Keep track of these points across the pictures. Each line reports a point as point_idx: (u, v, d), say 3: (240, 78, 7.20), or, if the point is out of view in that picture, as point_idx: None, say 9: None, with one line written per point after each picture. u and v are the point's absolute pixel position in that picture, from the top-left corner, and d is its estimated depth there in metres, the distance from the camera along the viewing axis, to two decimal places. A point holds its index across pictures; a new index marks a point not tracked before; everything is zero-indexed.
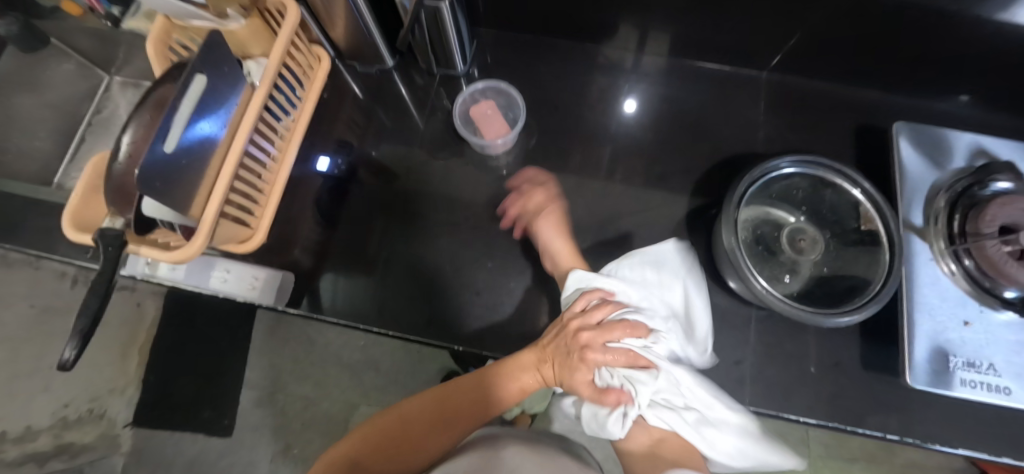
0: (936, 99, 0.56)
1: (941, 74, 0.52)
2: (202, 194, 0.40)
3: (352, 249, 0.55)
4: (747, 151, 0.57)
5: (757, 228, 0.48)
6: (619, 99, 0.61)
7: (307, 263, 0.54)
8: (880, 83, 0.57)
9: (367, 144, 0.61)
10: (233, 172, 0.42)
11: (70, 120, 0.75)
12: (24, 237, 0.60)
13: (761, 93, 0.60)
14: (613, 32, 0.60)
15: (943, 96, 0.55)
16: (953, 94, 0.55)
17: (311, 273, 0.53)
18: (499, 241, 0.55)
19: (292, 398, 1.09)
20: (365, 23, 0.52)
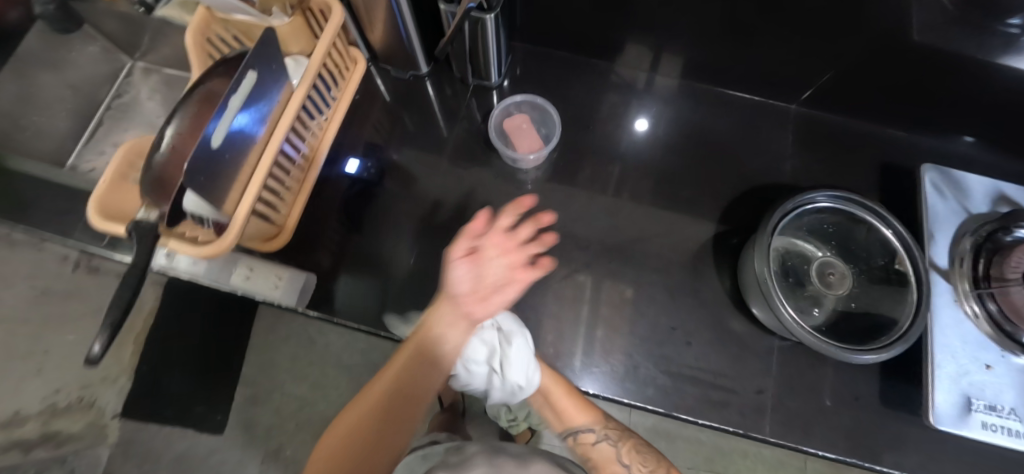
0: (943, 139, 0.57)
1: (959, 117, 0.53)
2: (238, 190, 0.40)
3: (373, 254, 0.54)
4: (774, 181, 0.57)
5: (787, 261, 0.48)
6: (635, 118, 0.62)
7: (327, 265, 0.53)
8: (901, 123, 0.58)
9: (393, 149, 0.61)
10: (268, 170, 0.42)
11: (90, 103, 0.74)
12: (35, 218, 0.58)
13: (790, 125, 0.61)
14: (648, 57, 0.61)
15: (948, 136, 0.57)
16: (958, 136, 0.56)
17: (331, 275, 0.53)
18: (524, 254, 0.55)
19: (288, 397, 1.07)
20: (405, 29, 0.52)
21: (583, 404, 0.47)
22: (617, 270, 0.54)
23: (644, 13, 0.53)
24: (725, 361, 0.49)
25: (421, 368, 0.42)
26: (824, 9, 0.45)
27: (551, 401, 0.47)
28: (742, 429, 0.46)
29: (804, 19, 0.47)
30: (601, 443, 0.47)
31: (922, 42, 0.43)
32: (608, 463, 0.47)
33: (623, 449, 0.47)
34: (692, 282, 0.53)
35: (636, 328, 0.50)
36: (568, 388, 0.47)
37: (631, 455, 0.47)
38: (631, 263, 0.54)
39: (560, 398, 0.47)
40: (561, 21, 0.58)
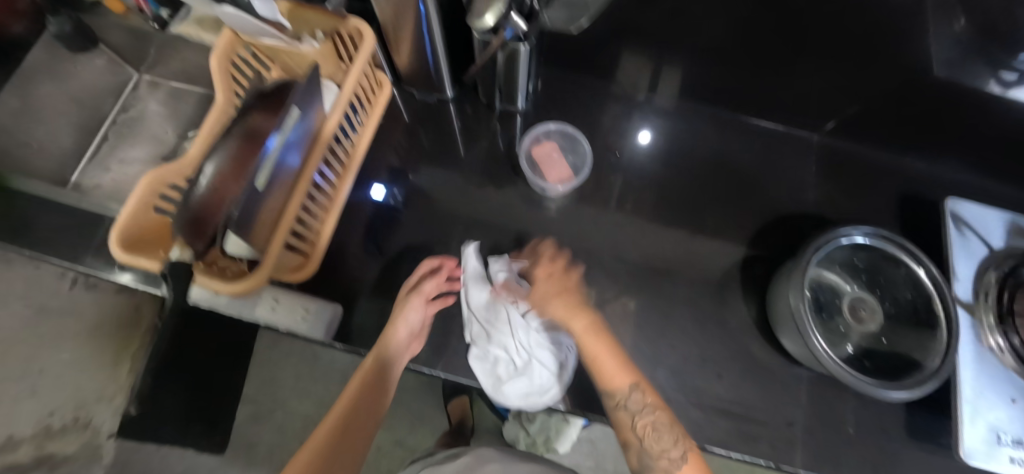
0: (928, 160, 0.59)
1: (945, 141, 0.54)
2: (268, 222, 0.38)
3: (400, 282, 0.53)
4: (798, 210, 0.58)
5: (819, 296, 0.48)
6: (638, 131, 0.63)
7: (353, 294, 0.52)
8: (915, 154, 0.59)
9: (418, 173, 0.59)
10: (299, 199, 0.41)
11: (94, 117, 0.71)
12: (39, 240, 0.56)
13: (812, 154, 0.61)
14: (650, 78, 0.61)
15: (936, 157, 0.58)
16: (944, 156, 0.57)
17: (357, 305, 0.51)
18: None
19: (292, 415, 1.03)
20: (434, 54, 0.52)
21: (621, 364, 0.42)
22: (646, 299, 0.53)
23: (674, 44, 0.53)
24: (755, 392, 0.49)
25: (375, 382, 0.46)
26: (857, 44, 0.46)
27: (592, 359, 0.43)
28: (775, 462, 0.46)
29: (836, 52, 0.48)
30: (637, 412, 0.40)
31: (945, 76, 0.43)
32: (625, 431, 0.40)
33: (656, 418, 0.39)
34: (721, 313, 0.53)
35: (667, 360, 0.50)
36: (607, 343, 0.43)
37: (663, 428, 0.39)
38: (659, 293, 0.54)
39: (593, 352, 0.43)
40: (588, 50, 0.58)
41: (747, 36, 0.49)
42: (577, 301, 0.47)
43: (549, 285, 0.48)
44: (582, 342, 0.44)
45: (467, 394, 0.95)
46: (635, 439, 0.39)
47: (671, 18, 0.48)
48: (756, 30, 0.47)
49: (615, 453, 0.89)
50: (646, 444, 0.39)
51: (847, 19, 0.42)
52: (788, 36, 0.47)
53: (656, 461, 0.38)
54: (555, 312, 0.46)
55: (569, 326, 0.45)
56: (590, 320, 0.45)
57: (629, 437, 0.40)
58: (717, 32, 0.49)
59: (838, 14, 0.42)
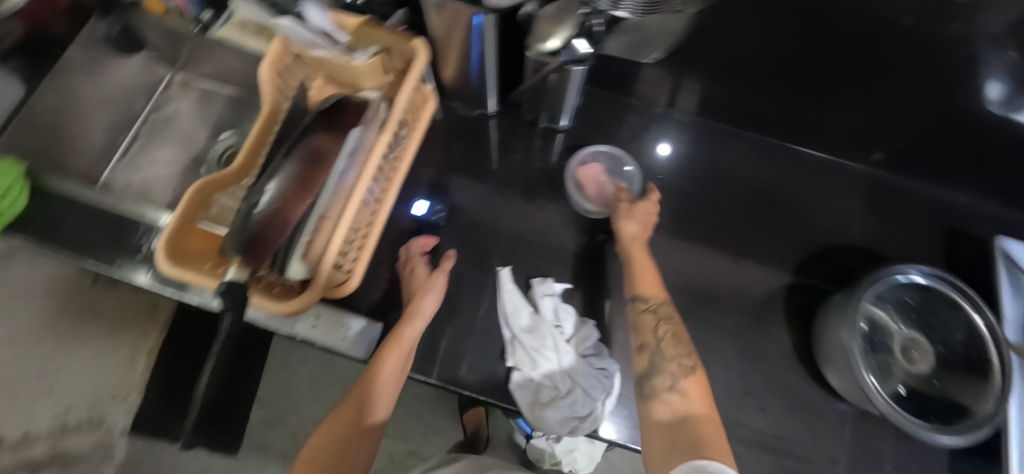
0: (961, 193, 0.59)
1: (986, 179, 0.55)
2: (318, 235, 0.36)
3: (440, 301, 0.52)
4: (844, 242, 0.58)
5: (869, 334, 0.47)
6: (660, 142, 0.63)
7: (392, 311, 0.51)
8: (962, 188, 0.58)
9: (458, 187, 0.58)
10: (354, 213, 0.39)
11: (126, 115, 0.71)
12: (68, 240, 0.55)
13: (857, 186, 0.61)
14: (689, 100, 0.61)
15: (969, 191, 0.58)
16: (976, 190, 0.57)
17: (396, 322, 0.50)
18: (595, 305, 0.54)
19: (304, 421, 1.00)
20: (485, 71, 0.51)
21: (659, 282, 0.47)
22: (689, 328, 0.52)
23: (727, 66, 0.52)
24: (798, 426, 0.49)
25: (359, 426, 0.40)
26: (907, 77, 0.46)
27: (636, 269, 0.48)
28: None
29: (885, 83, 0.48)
30: (657, 314, 0.44)
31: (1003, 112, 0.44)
32: (646, 332, 0.43)
33: (669, 337, 0.43)
34: (765, 343, 0.52)
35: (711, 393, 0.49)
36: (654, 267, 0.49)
37: (670, 338, 0.42)
38: (702, 322, 0.53)
39: (640, 258, 0.49)
40: (637, 71, 0.58)
41: (798, 64, 0.49)
42: (647, 224, 0.52)
43: (635, 209, 0.53)
44: (632, 251, 0.50)
45: (483, 407, 0.93)
46: (653, 340, 0.42)
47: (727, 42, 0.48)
48: (805, 59, 0.48)
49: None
50: (664, 350, 0.42)
51: (899, 53, 0.42)
52: (839, 66, 0.47)
53: (668, 365, 0.40)
54: (626, 228, 0.51)
55: (625, 233, 0.51)
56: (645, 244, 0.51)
57: (647, 338, 0.43)
58: (770, 59, 0.49)
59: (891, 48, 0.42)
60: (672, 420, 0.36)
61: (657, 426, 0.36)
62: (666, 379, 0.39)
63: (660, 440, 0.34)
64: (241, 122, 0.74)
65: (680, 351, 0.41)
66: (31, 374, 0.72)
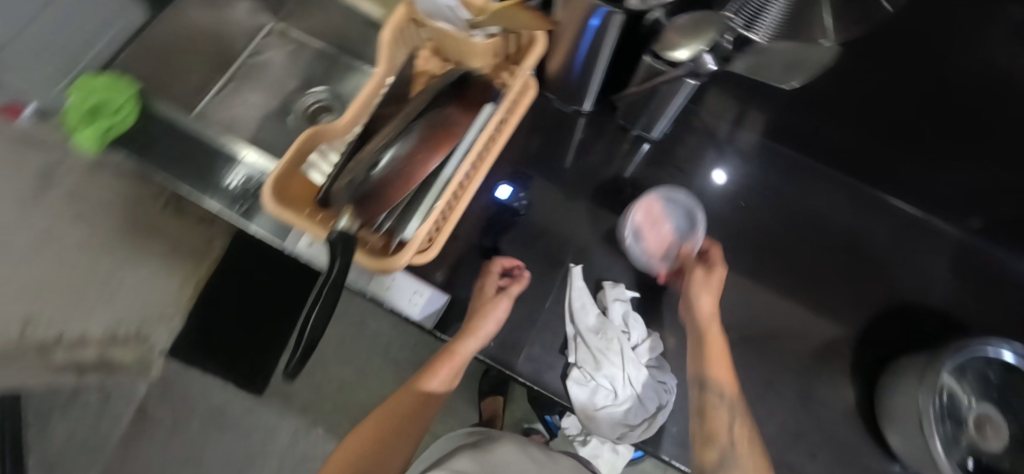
0: None
1: None
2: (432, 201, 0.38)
3: None
4: (926, 305, 0.57)
5: (948, 407, 0.44)
6: (712, 168, 0.63)
7: (462, 287, 0.51)
8: None
9: (538, 179, 0.59)
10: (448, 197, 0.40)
11: (226, 55, 0.74)
12: (162, 164, 0.57)
13: (946, 250, 0.60)
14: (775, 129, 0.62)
15: None
16: None
17: (465, 299, 0.51)
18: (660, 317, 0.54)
19: (329, 377, 1.02)
20: (592, 66, 0.51)
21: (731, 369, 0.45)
22: (747, 361, 0.52)
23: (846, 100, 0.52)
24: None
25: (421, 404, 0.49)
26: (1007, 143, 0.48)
27: (706, 347, 0.46)
28: None
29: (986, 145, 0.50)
30: (724, 410, 0.43)
31: None
32: (717, 426, 0.42)
33: (739, 433, 0.41)
34: (825, 389, 0.52)
35: (766, 428, 0.49)
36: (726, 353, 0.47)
37: (743, 440, 0.41)
38: (766, 357, 0.53)
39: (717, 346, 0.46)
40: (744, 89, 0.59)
41: (906, 107, 0.51)
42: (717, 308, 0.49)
43: (708, 288, 0.49)
44: (708, 334, 0.47)
45: (502, 396, 0.94)
46: (724, 438, 0.41)
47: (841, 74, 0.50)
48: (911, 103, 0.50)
49: None
50: (736, 447, 0.40)
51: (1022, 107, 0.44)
52: (947, 116, 0.49)
53: (739, 464, 0.39)
54: (704, 304, 0.48)
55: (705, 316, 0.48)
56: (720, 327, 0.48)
57: (717, 434, 0.41)
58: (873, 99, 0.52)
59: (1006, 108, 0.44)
60: None
61: None
62: None
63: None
64: (330, 78, 0.76)
65: (749, 451, 0.40)
66: None
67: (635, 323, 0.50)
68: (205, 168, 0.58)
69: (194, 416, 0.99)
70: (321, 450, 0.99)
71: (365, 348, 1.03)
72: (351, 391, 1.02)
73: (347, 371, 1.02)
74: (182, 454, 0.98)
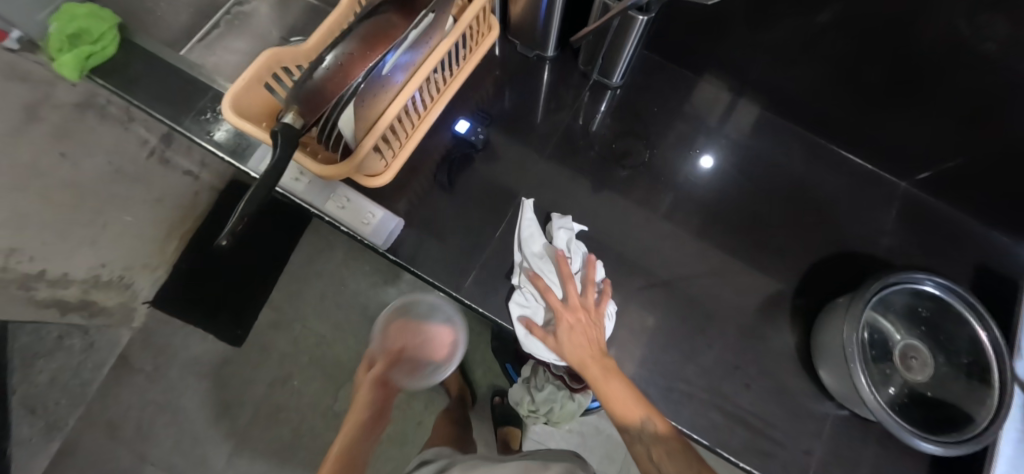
0: (993, 228, 0.60)
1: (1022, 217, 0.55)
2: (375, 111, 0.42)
3: (466, 216, 0.57)
4: (870, 254, 0.59)
5: (869, 345, 0.46)
6: (701, 154, 0.64)
7: (418, 213, 0.56)
8: (994, 223, 0.59)
9: (499, 122, 0.63)
10: (389, 117, 0.44)
11: (213, 4, 0.76)
12: (143, 94, 0.60)
13: (895, 202, 0.62)
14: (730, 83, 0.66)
15: (1003, 228, 0.59)
16: (1000, 231, 0.59)
17: (421, 221, 0.56)
18: (609, 250, 0.58)
19: (309, 331, 1.04)
20: (551, 10, 0.54)
21: (627, 399, 0.44)
22: (682, 292, 0.56)
23: (800, 50, 0.54)
24: (775, 405, 0.51)
25: None
26: (951, 103, 0.50)
27: (604, 391, 0.45)
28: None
29: (926, 118, 0.53)
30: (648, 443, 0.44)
31: None
32: (643, 460, 0.45)
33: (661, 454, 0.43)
34: (760, 324, 0.55)
35: (698, 351, 0.53)
36: (618, 376, 0.46)
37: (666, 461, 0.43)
38: (704, 295, 0.56)
39: (608, 388, 0.45)
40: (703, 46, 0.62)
41: (865, 68, 0.52)
42: (591, 342, 0.47)
43: (578, 337, 0.47)
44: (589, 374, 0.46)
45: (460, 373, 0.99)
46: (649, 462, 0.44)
47: (802, 37, 0.52)
48: (868, 69, 0.52)
49: (603, 454, 0.96)
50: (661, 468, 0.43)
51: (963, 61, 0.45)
52: (904, 86, 0.51)
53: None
54: (576, 356, 0.47)
55: (583, 369, 0.46)
56: (604, 362, 0.46)
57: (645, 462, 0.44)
58: (835, 68, 0.54)
59: (949, 84, 0.48)
60: None
61: None
62: None
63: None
64: (311, 30, 0.79)
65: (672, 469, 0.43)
66: (84, 222, 0.79)
67: (578, 246, 0.55)
68: (184, 99, 0.61)
69: (174, 364, 1.02)
70: (298, 401, 1.01)
71: (343, 307, 1.06)
72: (328, 348, 1.04)
73: (324, 328, 1.05)
74: (160, 400, 1.00)
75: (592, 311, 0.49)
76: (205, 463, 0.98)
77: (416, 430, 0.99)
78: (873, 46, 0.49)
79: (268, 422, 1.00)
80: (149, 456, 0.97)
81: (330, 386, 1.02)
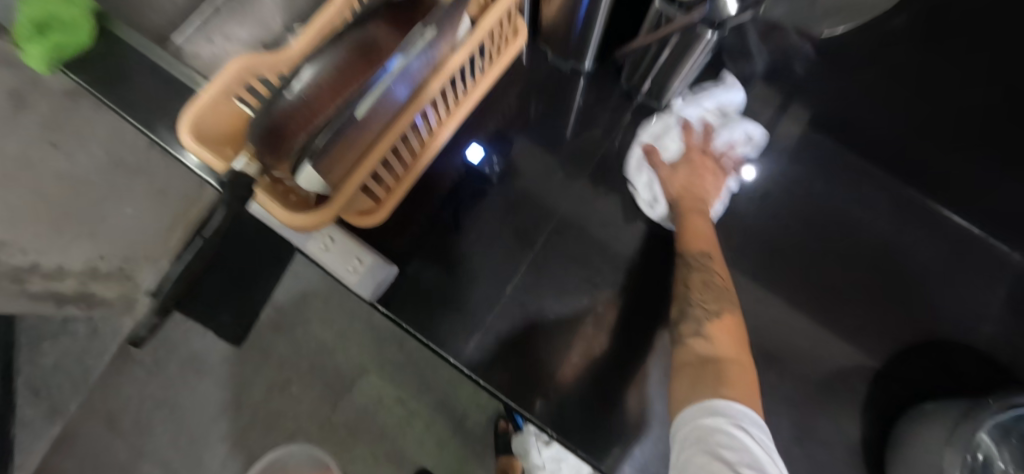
0: None
1: None
2: (363, 146, 0.34)
3: (479, 255, 0.52)
4: (966, 341, 0.56)
5: (981, 471, 0.37)
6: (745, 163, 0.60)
7: (426, 249, 0.50)
8: None
9: (519, 146, 0.56)
10: (380, 152, 0.36)
11: None
12: (123, 91, 0.54)
13: (1000, 277, 0.59)
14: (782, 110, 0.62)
15: None
16: None
17: (428, 258, 0.50)
18: (638, 300, 0.53)
19: (309, 336, 1.00)
20: (592, 16, 0.45)
21: (698, 232, 0.49)
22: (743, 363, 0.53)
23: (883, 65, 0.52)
24: None
25: None
26: None
27: (686, 222, 0.51)
28: None
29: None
30: (697, 270, 0.47)
31: None
32: (681, 283, 0.48)
33: (695, 285, 0.46)
34: (823, 401, 0.52)
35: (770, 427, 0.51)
36: (703, 220, 0.51)
37: (705, 295, 0.45)
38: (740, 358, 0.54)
39: (690, 220, 0.51)
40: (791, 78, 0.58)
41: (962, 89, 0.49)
42: (696, 188, 0.53)
43: (688, 172, 0.54)
44: (689, 211, 0.52)
45: None
46: (684, 289, 0.47)
47: (881, 52, 0.50)
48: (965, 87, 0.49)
49: None
50: (694, 298, 0.46)
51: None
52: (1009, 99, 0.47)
53: (695, 310, 0.44)
54: (671, 189, 0.53)
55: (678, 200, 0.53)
56: (699, 205, 0.52)
57: (680, 289, 0.47)
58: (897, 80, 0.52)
59: None
60: (700, 362, 0.40)
61: (685, 368, 0.40)
62: (694, 324, 0.43)
63: (684, 386, 0.39)
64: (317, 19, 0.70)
65: (710, 299, 0.45)
66: None
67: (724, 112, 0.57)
68: (166, 99, 0.54)
69: (174, 358, 1.00)
70: (296, 406, 0.98)
71: (346, 312, 1.01)
72: (328, 355, 0.99)
73: (326, 334, 1.00)
74: (159, 393, 0.98)
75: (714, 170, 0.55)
76: (201, 462, 0.96)
77: (415, 447, 0.96)
78: (944, 63, 0.48)
79: (266, 425, 0.98)
80: (146, 449, 0.96)
81: (328, 394, 0.98)
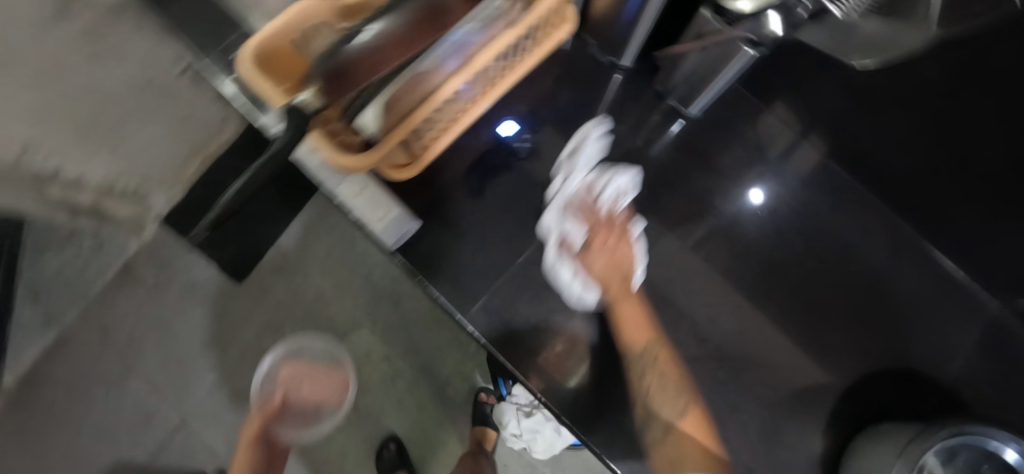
0: None
1: None
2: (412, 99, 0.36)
3: (498, 220, 0.56)
4: (936, 375, 0.59)
5: None
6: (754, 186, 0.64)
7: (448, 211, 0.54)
8: None
9: (548, 128, 0.59)
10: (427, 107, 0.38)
11: None
12: None
13: (976, 321, 0.62)
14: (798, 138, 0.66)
15: None
16: None
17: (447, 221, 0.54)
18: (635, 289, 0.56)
19: (308, 284, 1.02)
20: (640, 17, 0.48)
21: (639, 324, 0.53)
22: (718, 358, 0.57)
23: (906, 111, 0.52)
24: None
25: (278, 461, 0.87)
26: None
27: (620, 316, 0.53)
28: None
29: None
30: (648, 357, 0.51)
31: None
32: (638, 391, 0.52)
33: (651, 379, 0.51)
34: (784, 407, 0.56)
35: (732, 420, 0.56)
36: (636, 306, 0.55)
37: (660, 395, 0.50)
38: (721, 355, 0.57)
39: (624, 312, 0.54)
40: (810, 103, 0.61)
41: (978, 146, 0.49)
42: (617, 267, 0.56)
43: (603, 256, 0.56)
44: (623, 303, 0.54)
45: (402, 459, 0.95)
46: (646, 395, 0.50)
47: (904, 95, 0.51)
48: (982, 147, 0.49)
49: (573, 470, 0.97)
50: (653, 401, 0.50)
51: None
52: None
53: (660, 417, 0.49)
54: (599, 280, 0.55)
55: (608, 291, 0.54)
56: (625, 286, 0.56)
57: (642, 395, 0.51)
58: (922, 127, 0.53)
59: None
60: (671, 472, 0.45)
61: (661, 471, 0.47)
62: (660, 431, 0.49)
63: None
64: None
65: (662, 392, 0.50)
66: None
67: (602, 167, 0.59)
68: None
69: (172, 285, 1.01)
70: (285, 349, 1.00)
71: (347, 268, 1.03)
72: (323, 306, 1.02)
73: (324, 285, 1.02)
74: (154, 316, 1.01)
75: (619, 240, 0.57)
76: (188, 388, 0.99)
77: (395, 406, 0.99)
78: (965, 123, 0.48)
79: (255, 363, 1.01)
80: (136, 366, 0.99)
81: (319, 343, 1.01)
